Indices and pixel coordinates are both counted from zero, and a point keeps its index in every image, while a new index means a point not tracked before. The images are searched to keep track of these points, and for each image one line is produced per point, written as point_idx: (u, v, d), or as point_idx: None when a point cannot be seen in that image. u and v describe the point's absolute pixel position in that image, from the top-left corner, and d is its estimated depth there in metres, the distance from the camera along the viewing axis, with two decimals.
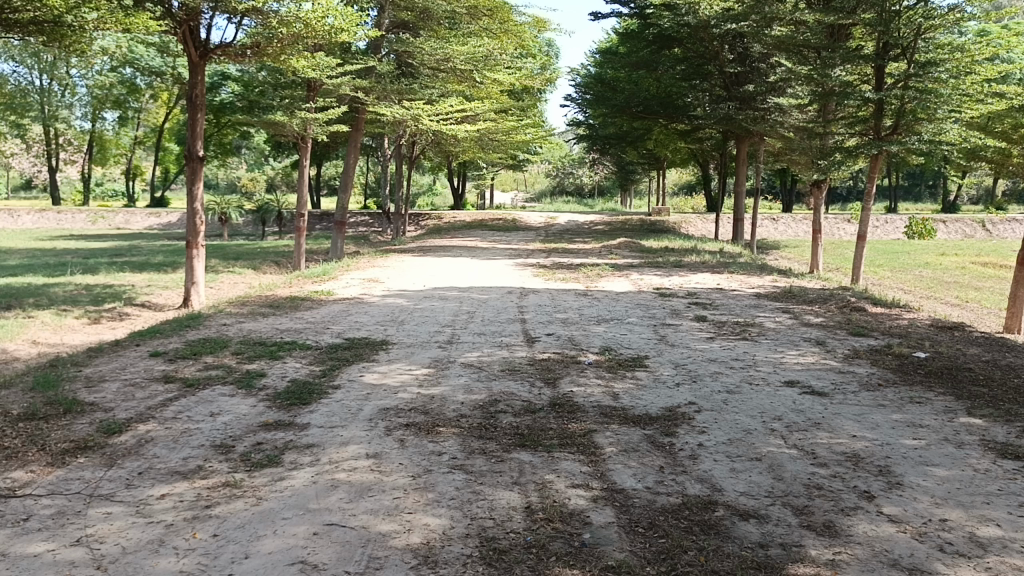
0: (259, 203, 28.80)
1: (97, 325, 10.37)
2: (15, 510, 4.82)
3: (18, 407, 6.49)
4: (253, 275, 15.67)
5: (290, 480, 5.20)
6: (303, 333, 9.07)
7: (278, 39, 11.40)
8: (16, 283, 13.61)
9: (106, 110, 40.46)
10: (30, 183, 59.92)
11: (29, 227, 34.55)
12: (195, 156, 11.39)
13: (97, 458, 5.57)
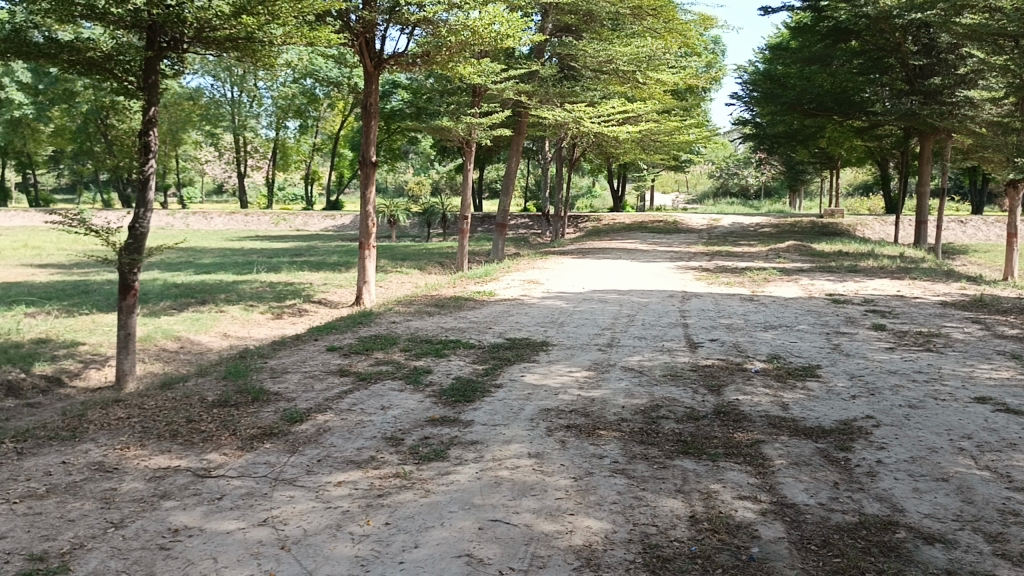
0: (426, 206, 29.87)
1: (279, 320, 11.12)
2: (210, 488, 5.23)
3: (213, 394, 7.06)
4: (420, 275, 16.26)
5: (456, 475, 5.34)
6: (466, 332, 9.32)
7: (447, 47, 11.79)
8: (210, 280, 14.81)
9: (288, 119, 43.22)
10: (221, 188, 65.09)
11: (220, 228, 37.51)
12: (368, 161, 11.96)
13: (281, 444, 5.97)
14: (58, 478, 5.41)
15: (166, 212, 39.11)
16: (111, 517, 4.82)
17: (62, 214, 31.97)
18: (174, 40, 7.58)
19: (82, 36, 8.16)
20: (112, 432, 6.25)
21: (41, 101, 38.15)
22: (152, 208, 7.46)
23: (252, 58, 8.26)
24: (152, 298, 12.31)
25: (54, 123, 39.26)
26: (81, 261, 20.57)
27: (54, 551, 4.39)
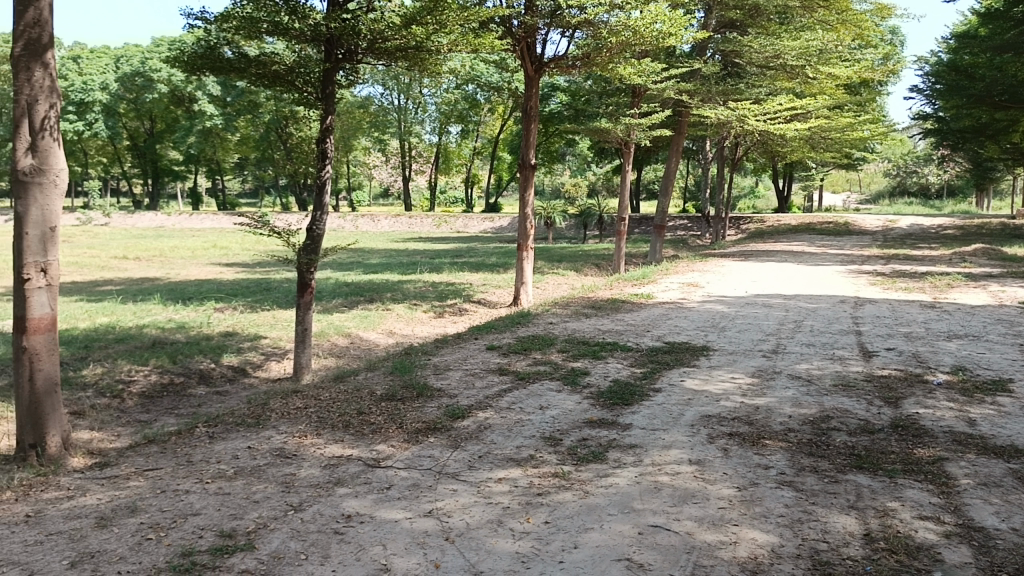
0: (583, 207, 29.93)
1: (441, 319, 11.49)
2: (379, 478, 5.48)
3: (381, 388, 7.39)
4: (576, 277, 16.31)
5: (614, 478, 5.32)
6: (624, 335, 9.26)
7: (607, 49, 11.78)
8: (378, 279, 15.50)
9: (451, 124, 44.53)
10: (387, 193, 68.05)
11: (386, 230, 39.23)
12: (527, 164, 12.14)
13: (444, 438, 6.16)
14: (244, 462, 5.84)
15: (337, 214, 41.39)
16: (290, 500, 5.15)
17: (247, 217, 34.52)
18: (348, 52, 7.98)
19: (265, 51, 8.75)
20: (291, 421, 6.68)
21: (229, 113, 41.33)
22: (328, 211, 7.89)
23: (419, 67, 8.59)
24: (326, 296, 13.06)
25: (240, 132, 42.44)
26: (264, 259, 22.15)
27: (241, 528, 4.74)
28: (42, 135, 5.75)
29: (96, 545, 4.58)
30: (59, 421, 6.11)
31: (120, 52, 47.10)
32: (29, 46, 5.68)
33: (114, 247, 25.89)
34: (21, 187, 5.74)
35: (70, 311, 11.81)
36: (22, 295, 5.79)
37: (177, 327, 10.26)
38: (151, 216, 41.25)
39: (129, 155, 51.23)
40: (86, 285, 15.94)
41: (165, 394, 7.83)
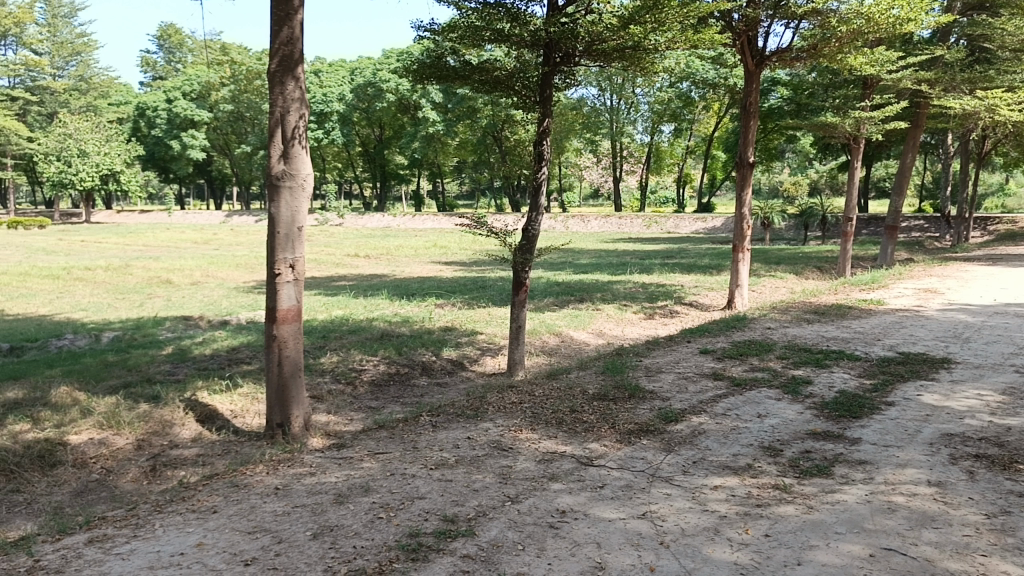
0: (804, 207, 28.44)
1: (652, 320, 11.40)
2: (592, 477, 5.51)
3: (594, 387, 7.46)
4: (796, 280, 15.55)
5: (841, 495, 5.00)
6: (851, 343, 8.70)
7: (836, 38, 11.13)
8: (589, 279, 15.64)
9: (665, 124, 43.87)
10: (597, 193, 68.54)
11: (597, 231, 39.52)
12: (745, 162, 11.76)
13: (657, 441, 6.10)
14: (464, 451, 6.11)
15: (549, 215, 42.24)
16: (508, 491, 5.31)
17: (465, 218, 36.10)
18: (566, 56, 8.09)
19: (486, 57, 9.08)
20: (507, 414, 6.90)
21: (450, 119, 43.34)
22: (543, 211, 8.05)
23: (636, 66, 8.55)
24: (539, 295, 13.36)
25: (459, 137, 44.35)
26: (482, 258, 23.03)
27: (462, 515, 4.96)
28: (293, 143, 6.32)
29: (334, 520, 4.97)
30: (302, 403, 6.72)
31: (354, 65, 51.05)
32: (283, 62, 6.26)
33: (348, 246, 27.96)
34: (274, 191, 6.35)
35: (310, 303, 12.93)
36: (273, 287, 6.41)
37: (403, 321, 10.95)
38: (378, 218, 44.21)
39: (362, 160, 55.31)
40: (324, 281, 17.40)
41: (391, 382, 8.37)
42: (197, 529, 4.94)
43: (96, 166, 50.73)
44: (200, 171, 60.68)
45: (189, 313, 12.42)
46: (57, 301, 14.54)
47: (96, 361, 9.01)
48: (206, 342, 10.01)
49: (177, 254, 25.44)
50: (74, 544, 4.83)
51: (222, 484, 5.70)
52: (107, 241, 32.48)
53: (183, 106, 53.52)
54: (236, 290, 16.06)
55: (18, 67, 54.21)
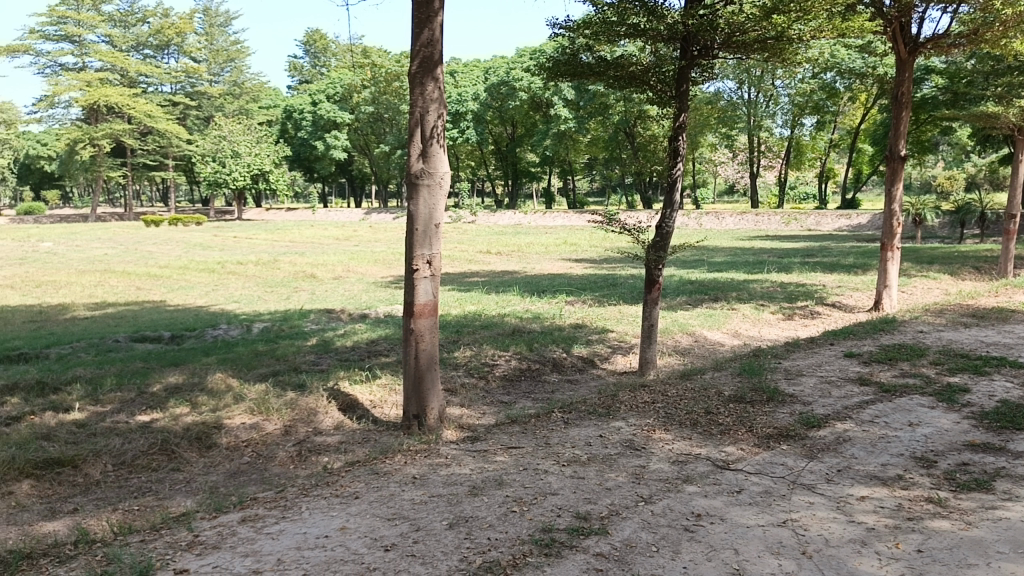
0: (961, 202, 26.62)
1: (791, 321, 11.00)
2: (730, 481, 5.36)
3: (730, 389, 7.27)
4: (950, 281, 14.60)
5: (1004, 512, 4.64)
6: (1014, 349, 8.08)
7: (1001, 22, 10.37)
8: (723, 278, 15.26)
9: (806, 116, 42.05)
10: (732, 189, 66.70)
11: (732, 228, 38.45)
12: (896, 156, 11.14)
13: (799, 447, 5.87)
14: (597, 449, 6.09)
15: (683, 212, 41.63)
16: (641, 492, 5.25)
17: (596, 215, 35.97)
18: (704, 48, 7.88)
19: (621, 53, 8.98)
20: (640, 414, 6.82)
21: (581, 115, 43.07)
22: (678, 207, 7.90)
23: (777, 58, 8.24)
24: (673, 294, 13.14)
25: (591, 133, 44.17)
26: (614, 255, 22.87)
27: (595, 513, 4.94)
28: (432, 142, 6.47)
29: (469, 511, 5.07)
30: (437, 396, 6.88)
31: (489, 64, 51.94)
32: (424, 63, 6.42)
33: (480, 243, 28.41)
34: (413, 189, 6.52)
35: (445, 299, 13.24)
36: (411, 282, 6.59)
37: (534, 317, 11.04)
38: (510, 215, 44.70)
39: (494, 158, 56.13)
40: (458, 277, 17.76)
41: (523, 377, 8.45)
42: (340, 513, 5.15)
43: (247, 166, 53.97)
44: (342, 170, 63.35)
45: (331, 306, 12.98)
46: (212, 293, 15.53)
47: (248, 350, 9.57)
48: (347, 334, 10.44)
49: (321, 250, 26.66)
50: (229, 522, 5.14)
51: (363, 471, 5.92)
52: (257, 237, 34.42)
53: (327, 109, 56.04)
54: (374, 284, 16.65)
55: (180, 74, 58.29)
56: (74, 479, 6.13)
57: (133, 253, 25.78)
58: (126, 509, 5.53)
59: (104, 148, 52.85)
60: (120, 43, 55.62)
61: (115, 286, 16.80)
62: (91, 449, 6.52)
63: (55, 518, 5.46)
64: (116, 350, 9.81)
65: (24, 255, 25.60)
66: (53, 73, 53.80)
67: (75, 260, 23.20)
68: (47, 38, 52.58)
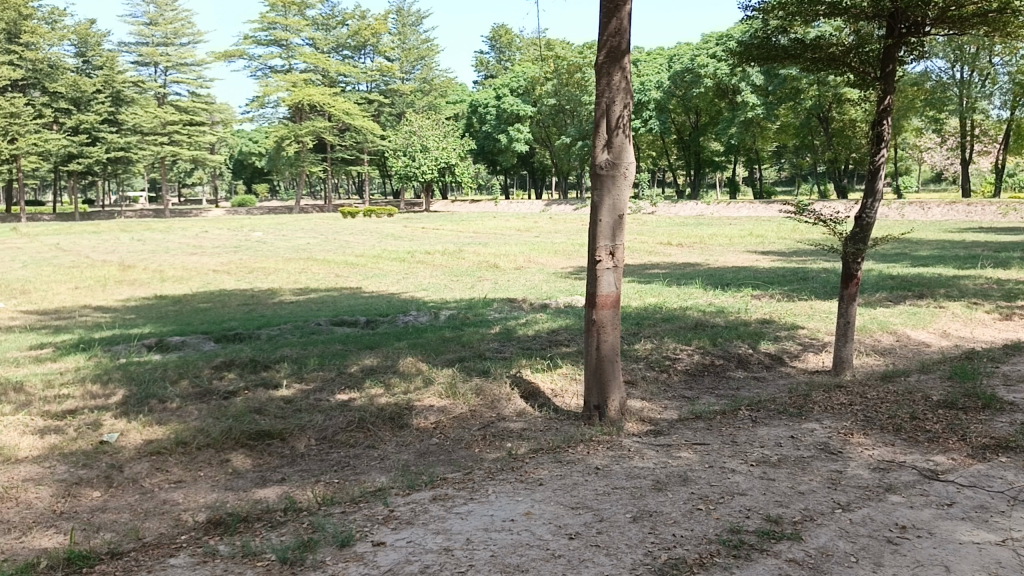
0: None
1: (1009, 321, 10.01)
2: (939, 493, 4.96)
3: (938, 394, 6.73)
4: None
5: None
6: None
7: None
8: (927, 273, 14.14)
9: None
10: (939, 176, 61.56)
11: (939, 219, 35.51)
12: None
13: (1020, 461, 5.34)
14: (787, 450, 5.83)
15: (883, 203, 38.98)
16: (838, 498, 4.96)
17: (785, 206, 34.43)
18: (914, 25, 7.29)
19: (819, 34, 8.51)
20: (836, 416, 6.46)
21: (771, 102, 40.90)
22: (880, 196, 7.35)
23: (999, 33, 7.47)
24: (870, 290, 12.33)
25: (781, 120, 42.23)
26: (804, 248, 21.82)
27: (787, 517, 4.73)
28: (616, 132, 6.41)
29: (653, 506, 5.00)
30: (620, 387, 6.84)
31: (673, 52, 51.13)
32: (611, 53, 6.37)
33: (660, 234, 28.00)
34: (598, 180, 6.51)
35: (625, 291, 13.15)
36: (594, 273, 6.59)
37: (718, 311, 10.74)
38: (692, 206, 43.70)
39: (676, 147, 55.07)
40: (638, 268, 17.58)
41: (706, 372, 8.24)
42: (525, 498, 5.25)
43: (435, 160, 56.15)
44: (523, 162, 64.53)
45: (514, 296, 13.27)
46: (403, 281, 16.30)
47: (436, 336, 9.98)
48: (529, 324, 10.63)
49: (504, 241, 27.34)
50: (421, 500, 5.38)
51: (547, 458, 6.01)
52: (444, 228, 35.80)
53: (510, 102, 57.20)
54: (555, 275, 16.83)
55: (375, 73, 61.73)
56: (284, 450, 6.65)
57: (332, 242, 27.55)
58: (328, 481, 5.93)
59: (307, 145, 56.99)
60: (322, 45, 59.52)
61: (317, 273, 18.03)
62: (297, 424, 7.04)
63: (266, 485, 5.95)
64: (318, 332, 10.53)
65: (240, 243, 28.06)
66: (264, 75, 58.54)
67: (282, 249, 25.17)
68: (259, 43, 57.30)
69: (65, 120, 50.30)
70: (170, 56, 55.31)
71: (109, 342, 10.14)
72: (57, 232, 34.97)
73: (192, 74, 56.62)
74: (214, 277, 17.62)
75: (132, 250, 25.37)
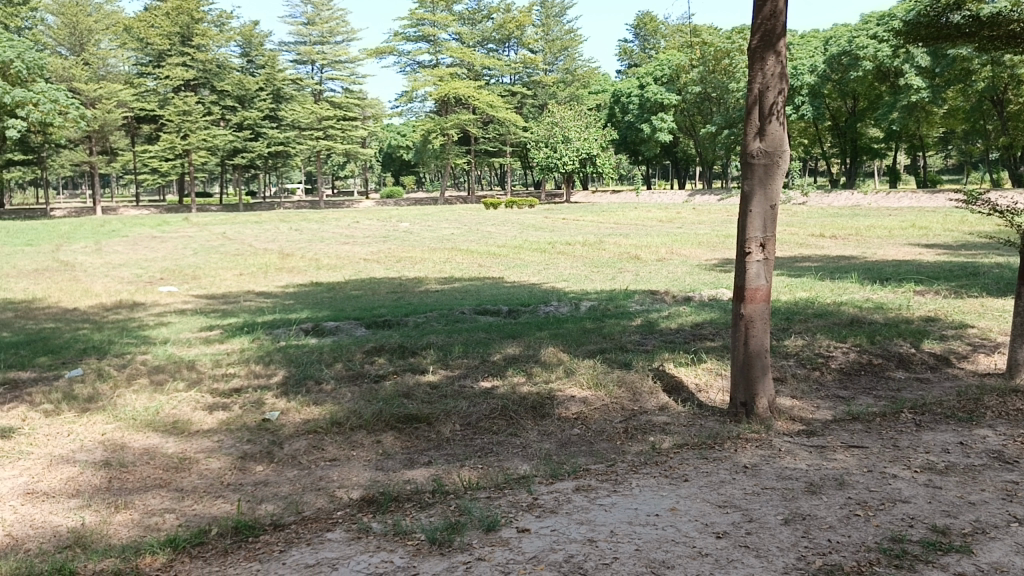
0: None
1: None
2: None
3: None
4: None
5: None
6: None
7: None
8: None
9: None
10: None
11: None
12: None
13: None
14: (955, 457, 5.47)
15: None
16: (1014, 511, 4.59)
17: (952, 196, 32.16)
18: None
19: (996, 8, 7.89)
20: (1012, 424, 5.98)
21: (938, 84, 38.26)
22: None
23: None
24: None
25: (948, 103, 39.41)
26: (974, 242, 20.27)
27: (956, 528, 4.42)
28: (770, 120, 6.17)
29: (806, 508, 4.81)
30: (768, 382, 6.58)
31: (829, 33, 48.89)
32: (765, 37, 6.14)
33: (812, 226, 26.78)
34: (749, 169, 6.29)
35: (774, 285, 12.66)
36: (742, 266, 6.38)
37: (875, 307, 10.16)
38: (846, 196, 41.60)
39: (830, 134, 52.56)
40: (787, 261, 16.89)
41: (863, 372, 7.81)
42: (670, 493, 5.17)
43: (576, 151, 56.26)
44: (667, 152, 63.49)
45: (656, 288, 13.07)
46: (544, 272, 16.39)
47: (578, 327, 9.99)
48: (672, 317, 10.46)
49: (645, 232, 27.03)
50: (565, 489, 5.40)
51: (692, 455, 5.89)
52: (584, 219, 35.71)
53: (654, 91, 56.31)
54: (699, 267, 16.42)
55: (519, 66, 62.47)
56: (430, 434, 6.84)
57: (476, 233, 28.11)
58: (473, 466, 6.05)
59: (452, 137, 58.40)
60: (468, 39, 60.81)
61: (461, 263, 18.42)
62: (443, 409, 7.25)
63: (413, 467, 6.14)
64: (461, 321, 10.77)
65: (388, 233, 29.12)
66: (412, 70, 60.36)
67: (428, 239, 25.89)
68: (408, 40, 59.14)
69: (232, 117, 53.99)
70: (325, 54, 58.05)
71: (271, 326, 10.80)
72: (224, 222, 37.38)
73: (346, 71, 59.17)
74: (365, 266, 18.34)
75: (291, 239, 26.83)
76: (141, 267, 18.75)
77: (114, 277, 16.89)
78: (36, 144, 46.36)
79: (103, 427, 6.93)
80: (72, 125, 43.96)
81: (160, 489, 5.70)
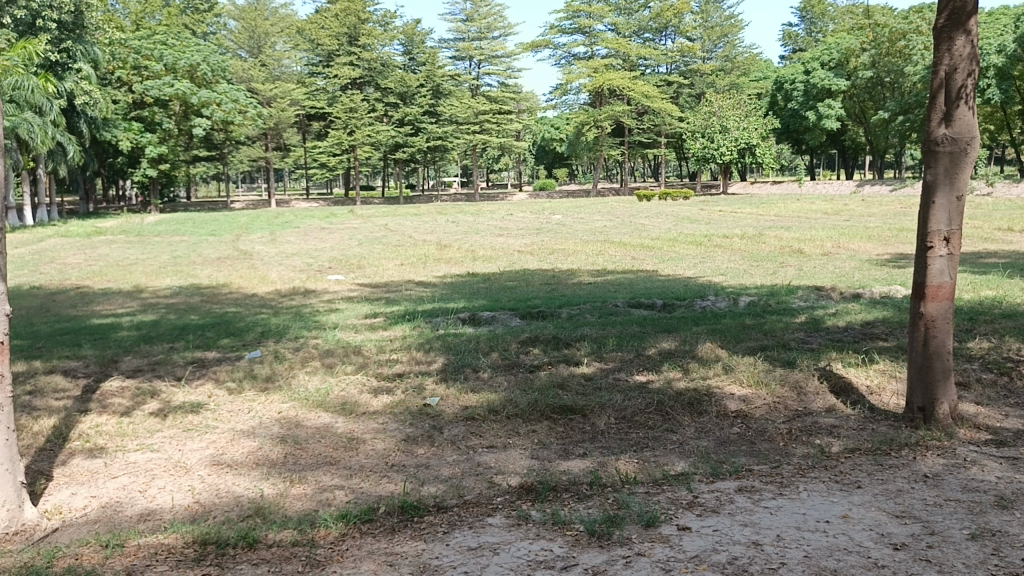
0: None
1: None
2: None
3: None
4: None
5: None
6: None
7: None
8: None
9: None
10: None
11: None
12: None
13: None
14: None
15: None
16: None
17: None
18: None
19: None
20: None
21: None
22: None
23: None
24: None
25: None
26: None
27: None
28: (958, 104, 5.71)
29: (995, 524, 4.44)
30: (951, 387, 6.12)
31: (1022, 8, 44.88)
32: (953, 16, 5.72)
33: (1001, 219, 24.64)
34: (933, 158, 5.87)
35: (955, 281, 11.77)
36: (923, 261, 5.96)
37: None
38: None
39: (1021, 118, 48.21)
40: (970, 257, 15.64)
41: None
42: (842, 500, 4.91)
43: (734, 141, 54.51)
44: (833, 140, 60.43)
45: (821, 283, 12.48)
46: (700, 265, 16.00)
47: (736, 323, 9.69)
48: (839, 314, 9.95)
49: (810, 224, 25.78)
50: (726, 489, 5.25)
51: (866, 461, 5.58)
52: (744, 211, 34.51)
53: (821, 77, 53.61)
54: (869, 262, 15.52)
55: (676, 54, 61.36)
56: (585, 426, 6.83)
57: (629, 225, 27.86)
58: (628, 459, 6.00)
59: (606, 129, 58.11)
60: (624, 30, 60.30)
61: (614, 256, 18.27)
62: (599, 402, 7.24)
63: (569, 458, 6.15)
64: (615, 314, 10.71)
65: (542, 225, 29.33)
66: (568, 62, 60.49)
67: (580, 231, 25.89)
68: (564, 32, 59.30)
69: (394, 113, 55.81)
70: (482, 50, 59.24)
71: (430, 315, 11.14)
72: (386, 215, 38.96)
73: (503, 65, 60.20)
74: (519, 258, 18.57)
75: (449, 231, 27.57)
76: (311, 257, 19.80)
77: (288, 266, 17.99)
78: (220, 141, 49.47)
79: (280, 406, 7.39)
80: (250, 123, 47.23)
81: (330, 466, 6.01)
